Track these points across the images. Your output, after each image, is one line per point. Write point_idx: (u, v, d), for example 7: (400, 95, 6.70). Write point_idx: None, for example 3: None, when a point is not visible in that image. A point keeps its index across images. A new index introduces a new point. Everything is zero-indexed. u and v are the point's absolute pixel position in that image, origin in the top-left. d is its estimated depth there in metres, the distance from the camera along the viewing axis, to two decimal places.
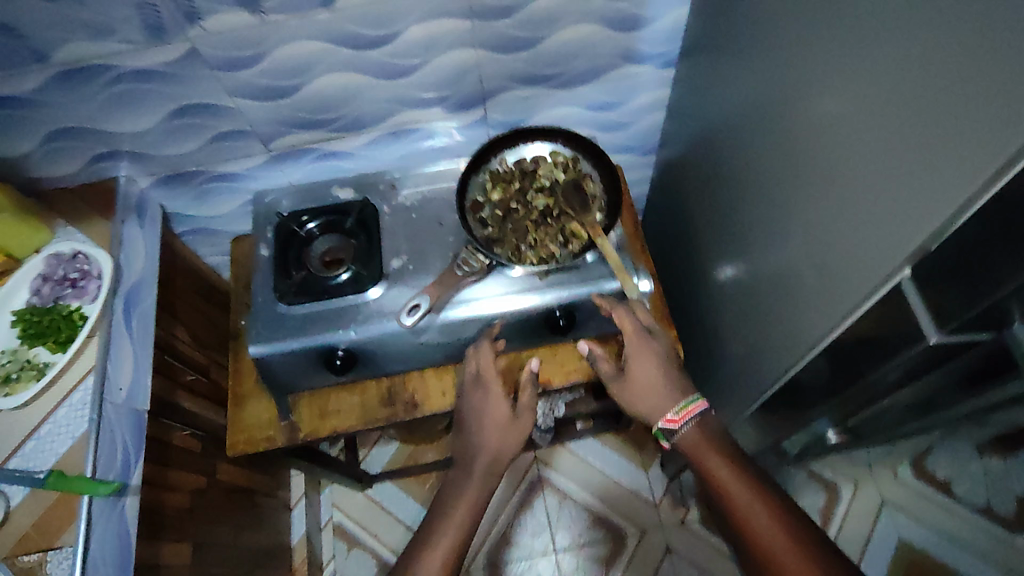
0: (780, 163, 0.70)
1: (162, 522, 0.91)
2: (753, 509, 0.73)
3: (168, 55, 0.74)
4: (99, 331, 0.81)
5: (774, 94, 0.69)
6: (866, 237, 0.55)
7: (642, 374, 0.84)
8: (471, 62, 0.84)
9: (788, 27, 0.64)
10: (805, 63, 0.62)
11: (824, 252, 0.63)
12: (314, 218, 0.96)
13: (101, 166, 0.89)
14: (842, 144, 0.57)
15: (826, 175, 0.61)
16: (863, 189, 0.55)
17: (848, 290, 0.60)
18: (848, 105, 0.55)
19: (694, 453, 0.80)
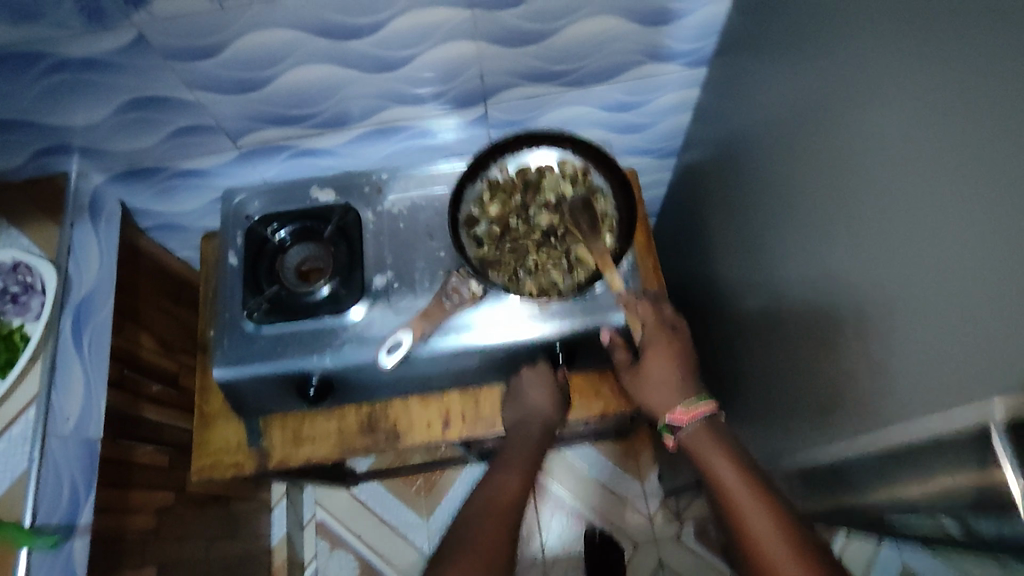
0: (825, 215, 0.60)
1: (121, 549, 0.83)
2: (750, 509, 0.62)
3: (110, 44, 0.62)
4: (44, 353, 0.71)
5: (827, 134, 0.58)
6: (934, 336, 0.46)
7: (657, 368, 0.74)
8: (471, 57, 0.72)
9: (856, 60, 0.53)
10: (872, 110, 0.51)
11: (872, 332, 0.54)
12: (286, 224, 0.85)
13: (48, 160, 0.78)
14: (914, 219, 0.47)
15: (885, 248, 0.51)
16: (937, 281, 0.45)
17: (900, 387, 0.51)
18: (929, 176, 0.45)
19: (697, 452, 0.69)
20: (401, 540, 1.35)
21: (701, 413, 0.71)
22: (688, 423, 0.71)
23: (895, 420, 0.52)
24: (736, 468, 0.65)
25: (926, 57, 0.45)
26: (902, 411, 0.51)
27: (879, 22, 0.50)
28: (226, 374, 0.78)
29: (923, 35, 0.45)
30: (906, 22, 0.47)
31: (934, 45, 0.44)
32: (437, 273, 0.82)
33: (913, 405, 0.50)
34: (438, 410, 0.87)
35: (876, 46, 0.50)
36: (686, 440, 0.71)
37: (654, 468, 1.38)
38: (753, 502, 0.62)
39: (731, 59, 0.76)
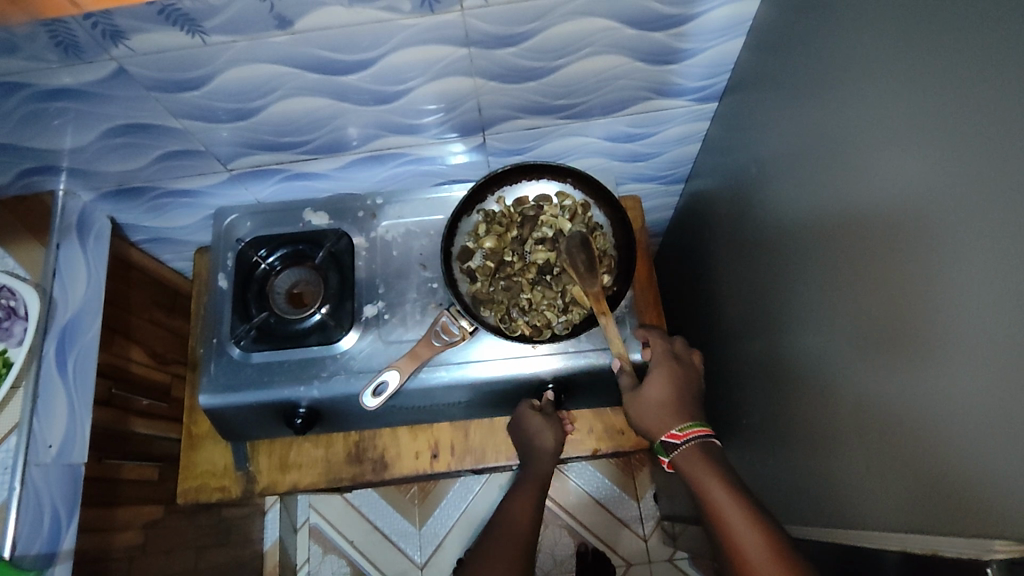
0: (839, 289, 0.58)
1: (106, 569, 0.82)
2: (738, 523, 0.59)
3: (93, 74, 0.60)
4: (26, 380, 0.71)
5: (843, 207, 0.56)
6: (951, 444, 0.45)
7: (657, 389, 0.71)
8: (469, 90, 0.69)
9: (876, 137, 0.51)
10: (892, 195, 0.49)
11: (885, 423, 0.52)
12: (275, 250, 0.83)
13: (34, 179, 0.76)
14: (935, 319, 0.45)
15: (902, 340, 0.49)
16: (955, 378, 0.44)
17: (915, 487, 0.49)
18: (952, 278, 0.43)
19: (690, 473, 0.66)
20: (394, 549, 1.36)
21: (696, 435, 0.69)
22: (682, 443, 0.68)
23: (909, 518, 0.50)
24: (722, 481, 0.63)
25: (953, 151, 0.43)
26: (918, 512, 0.49)
27: (902, 105, 0.48)
28: (212, 402, 0.76)
29: (950, 129, 0.43)
30: (931, 111, 0.45)
31: (962, 141, 0.42)
32: (429, 307, 0.80)
33: (931, 509, 0.48)
34: (427, 440, 0.86)
35: (898, 126, 0.48)
36: (678, 459, 0.68)
37: (650, 488, 1.39)
38: (740, 514, 0.60)
39: (743, 97, 0.74)
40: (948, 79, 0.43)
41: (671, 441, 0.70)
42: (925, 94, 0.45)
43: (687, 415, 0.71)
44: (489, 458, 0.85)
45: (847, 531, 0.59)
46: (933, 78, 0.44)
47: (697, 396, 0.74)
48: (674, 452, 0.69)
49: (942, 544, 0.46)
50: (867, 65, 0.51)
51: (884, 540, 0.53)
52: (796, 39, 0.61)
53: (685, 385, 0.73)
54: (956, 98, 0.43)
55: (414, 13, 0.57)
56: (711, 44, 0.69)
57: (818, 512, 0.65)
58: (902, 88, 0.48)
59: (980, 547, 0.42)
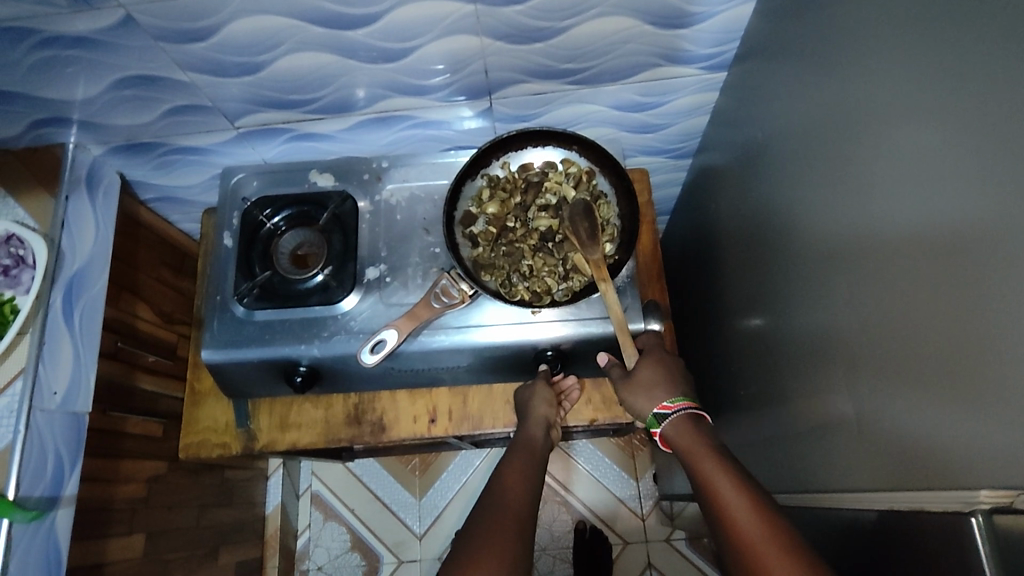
0: (839, 257, 0.57)
1: (108, 518, 0.84)
2: (727, 490, 0.57)
3: (101, 22, 0.61)
4: (32, 327, 0.73)
5: (846, 174, 0.56)
6: (940, 409, 0.45)
7: (650, 368, 0.72)
8: (475, 50, 0.69)
9: (880, 99, 0.50)
10: (892, 156, 0.49)
11: (881, 388, 0.52)
12: (280, 210, 0.83)
13: (44, 131, 0.77)
14: (931, 278, 0.45)
15: (900, 303, 0.49)
16: (946, 345, 0.44)
17: (903, 451, 0.49)
18: (948, 235, 0.43)
19: (683, 444, 0.65)
20: (393, 519, 1.38)
21: (685, 407, 0.68)
22: (672, 414, 0.68)
23: (900, 480, 0.50)
24: (711, 453, 0.61)
25: (955, 107, 0.42)
26: (909, 475, 0.49)
27: (906, 63, 0.47)
28: (214, 357, 0.77)
29: (947, 88, 0.43)
30: (934, 68, 0.44)
31: (963, 97, 0.42)
32: (430, 270, 0.80)
33: (918, 472, 0.48)
34: (425, 406, 0.87)
35: (900, 85, 0.48)
36: (669, 431, 0.68)
37: (650, 469, 1.39)
38: (730, 483, 0.57)
39: (751, 66, 0.73)
40: (952, 34, 0.42)
41: (662, 413, 0.69)
42: (930, 51, 0.44)
43: (677, 390, 0.71)
44: (486, 424, 0.86)
45: (835, 497, 0.59)
46: (938, 33, 0.44)
47: (688, 378, 0.74)
48: (664, 423, 0.69)
49: (927, 503, 0.46)
50: (873, 25, 0.51)
51: (871, 503, 0.53)
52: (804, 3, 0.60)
53: (677, 369, 0.73)
54: (961, 52, 0.42)
55: None
56: (720, 10, 0.68)
57: (814, 483, 0.65)
58: (908, 46, 0.47)
59: (965, 501, 0.42)
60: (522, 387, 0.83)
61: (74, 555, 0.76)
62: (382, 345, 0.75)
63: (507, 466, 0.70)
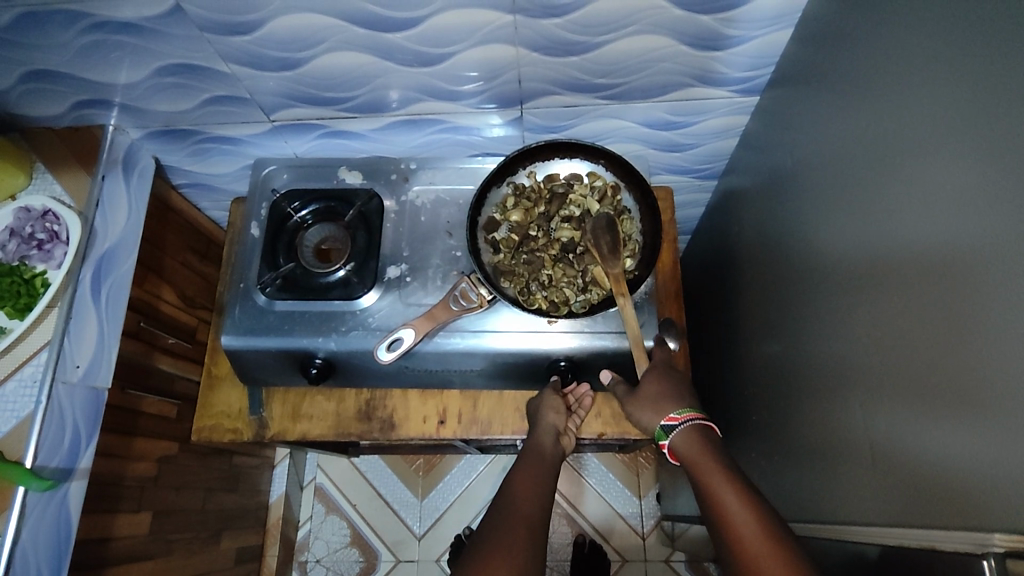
0: (863, 281, 0.57)
1: (118, 494, 0.85)
2: (731, 502, 0.57)
3: (150, 11, 0.62)
4: (61, 301, 0.74)
5: (875, 199, 0.55)
6: (954, 445, 0.45)
7: (655, 382, 0.72)
8: (510, 60, 0.70)
9: (915, 128, 0.50)
10: (922, 186, 0.49)
11: (900, 417, 0.51)
12: (309, 204, 0.84)
13: (87, 112, 0.79)
14: (956, 311, 0.45)
15: (923, 333, 0.48)
16: (964, 380, 0.44)
17: (915, 486, 0.49)
18: (971, 271, 0.43)
19: (689, 456, 0.65)
20: (394, 517, 1.39)
21: (692, 419, 0.68)
22: (679, 426, 0.68)
23: (914, 514, 0.49)
24: (716, 464, 0.61)
25: (985, 143, 0.42)
26: (922, 509, 0.48)
27: (940, 95, 0.47)
28: (233, 344, 0.78)
29: (977, 125, 0.43)
30: (970, 102, 0.44)
31: (995, 135, 0.42)
32: (450, 273, 0.81)
33: (930, 509, 0.48)
34: (436, 406, 0.87)
35: (934, 119, 0.48)
36: (678, 442, 0.67)
37: (654, 488, 1.39)
38: (735, 495, 0.57)
39: (784, 92, 0.73)
40: (992, 71, 0.42)
41: (668, 424, 0.69)
42: (968, 85, 0.44)
43: (685, 401, 0.71)
44: (495, 429, 0.86)
45: (844, 530, 0.58)
46: (977, 68, 0.43)
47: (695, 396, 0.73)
48: (672, 435, 0.69)
49: (940, 541, 0.45)
50: (911, 58, 0.50)
51: (879, 538, 0.52)
52: (841, 33, 0.60)
53: (684, 383, 0.73)
54: (999, 90, 0.41)
55: None
56: (756, 34, 0.68)
57: (822, 513, 0.65)
58: (945, 78, 0.47)
59: (979, 543, 0.41)
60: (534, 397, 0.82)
61: (83, 528, 0.78)
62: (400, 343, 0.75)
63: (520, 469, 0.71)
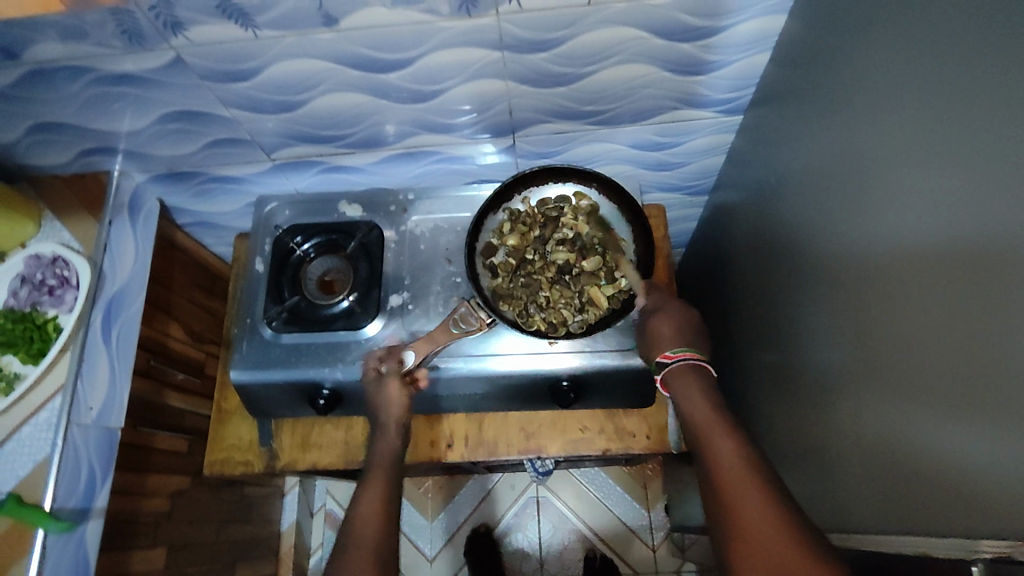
0: (850, 289, 0.59)
1: (133, 531, 0.87)
2: (714, 434, 0.61)
3: (153, 63, 0.65)
4: (74, 345, 0.76)
5: (860, 211, 0.57)
6: (946, 451, 0.46)
7: (668, 322, 0.72)
8: (501, 92, 0.72)
9: (898, 143, 0.52)
10: (902, 199, 0.51)
11: (892, 424, 0.53)
12: (311, 238, 0.87)
13: (93, 159, 0.81)
14: (942, 321, 0.46)
15: (913, 341, 0.50)
16: (951, 386, 0.45)
17: (910, 493, 0.51)
18: (954, 281, 0.45)
19: (679, 392, 0.67)
20: (405, 542, 1.39)
21: (686, 357, 0.69)
22: (672, 363, 0.69)
23: (913, 517, 0.51)
24: (707, 401, 0.64)
25: (960, 160, 0.45)
26: (917, 516, 0.50)
27: (916, 113, 0.49)
28: (242, 378, 0.80)
29: (952, 142, 0.45)
30: (946, 120, 0.46)
31: (969, 152, 0.44)
32: (451, 299, 0.83)
33: (926, 516, 0.49)
34: (442, 431, 0.89)
35: (912, 136, 0.50)
36: (672, 379, 0.68)
37: (661, 500, 1.40)
38: (720, 432, 0.61)
39: (767, 111, 0.75)
40: (968, 90, 0.44)
41: (663, 361, 0.70)
42: (948, 104, 0.46)
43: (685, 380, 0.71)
44: (501, 451, 0.87)
45: (847, 539, 0.60)
46: (956, 88, 0.45)
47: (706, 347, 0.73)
48: (667, 371, 0.69)
49: (938, 549, 0.47)
50: (888, 78, 0.53)
51: (881, 546, 0.54)
52: (816, 57, 0.63)
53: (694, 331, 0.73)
54: (975, 112, 0.43)
55: (451, 16, 0.60)
56: (737, 59, 0.71)
57: (825, 520, 0.66)
58: (921, 96, 0.49)
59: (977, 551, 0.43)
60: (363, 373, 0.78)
61: (100, 567, 0.79)
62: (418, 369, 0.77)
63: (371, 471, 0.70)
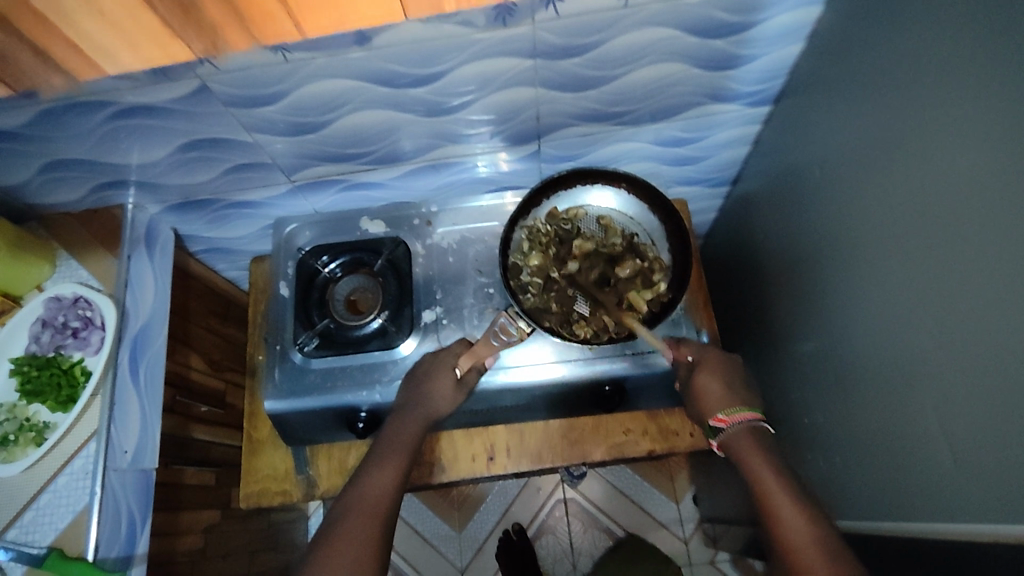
0: (891, 284, 0.59)
1: (173, 571, 0.84)
2: (775, 494, 0.62)
3: (175, 92, 0.62)
4: (103, 389, 0.73)
5: (894, 207, 0.57)
6: (1011, 438, 0.46)
7: (713, 378, 0.72)
8: (530, 99, 0.71)
9: (932, 137, 0.52)
10: (941, 188, 0.51)
11: (946, 411, 0.53)
12: (337, 257, 0.85)
13: (106, 194, 0.78)
14: (995, 307, 0.46)
15: (969, 332, 0.49)
16: (1014, 377, 0.45)
17: (975, 482, 0.51)
18: (1005, 266, 0.45)
19: (736, 449, 0.67)
20: (435, 553, 1.38)
21: (745, 419, 0.68)
22: (730, 427, 0.68)
23: (967, 510, 0.52)
24: (760, 458, 0.65)
25: (1004, 145, 0.45)
26: (983, 505, 0.50)
27: (953, 101, 0.49)
28: (278, 408, 0.78)
29: (994, 126, 0.45)
30: (988, 106, 0.46)
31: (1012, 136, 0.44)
32: (486, 311, 0.82)
33: (993, 503, 0.49)
34: (483, 443, 0.88)
35: (948, 123, 0.50)
36: (732, 440, 0.68)
37: (689, 489, 1.40)
38: (777, 487, 0.62)
39: (796, 102, 0.75)
40: (1004, 71, 0.44)
41: (718, 425, 0.70)
42: (990, 96, 0.46)
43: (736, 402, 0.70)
44: (546, 459, 0.87)
45: (910, 526, 0.60)
46: (997, 80, 0.45)
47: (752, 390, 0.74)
48: (725, 435, 0.69)
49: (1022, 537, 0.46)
50: (923, 66, 0.53)
51: (953, 535, 0.54)
52: (850, 45, 0.62)
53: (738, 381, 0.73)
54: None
55: (487, 27, 0.59)
56: (767, 51, 0.70)
57: (874, 505, 0.66)
58: (960, 82, 0.48)
59: None
60: (416, 367, 0.77)
61: None
62: (476, 373, 0.76)
63: (387, 467, 0.69)
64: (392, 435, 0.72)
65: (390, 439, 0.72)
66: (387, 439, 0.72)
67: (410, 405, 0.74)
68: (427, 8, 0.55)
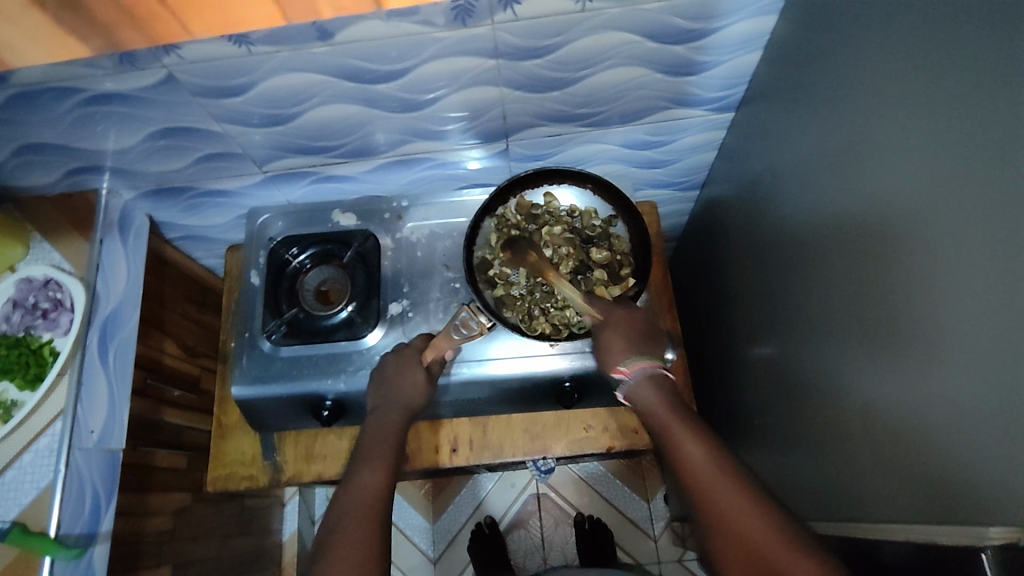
0: (844, 284, 0.60)
1: (139, 551, 0.86)
2: (698, 461, 0.60)
3: (143, 81, 0.64)
4: (70, 368, 0.75)
5: (861, 204, 0.57)
6: (946, 440, 0.48)
7: (620, 334, 0.71)
8: (495, 99, 0.73)
9: (884, 145, 0.53)
10: (890, 192, 0.52)
11: (888, 413, 0.54)
12: (307, 248, 0.86)
13: (80, 178, 0.80)
14: (936, 312, 0.48)
15: (912, 336, 0.51)
16: (951, 380, 0.47)
17: (911, 484, 0.52)
18: (945, 271, 0.47)
19: (652, 412, 0.66)
20: (408, 545, 1.40)
21: (643, 368, 0.69)
22: (631, 377, 0.69)
23: (912, 511, 0.53)
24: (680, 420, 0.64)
25: (947, 154, 0.46)
26: (918, 506, 0.52)
27: (901, 109, 0.51)
28: (244, 393, 0.80)
29: (937, 135, 0.47)
30: (932, 115, 0.47)
31: (954, 146, 0.45)
32: (451, 305, 0.83)
33: (928, 505, 0.51)
34: (447, 436, 0.89)
35: (897, 131, 0.51)
36: (638, 396, 0.68)
37: (660, 489, 1.42)
38: (700, 454, 0.61)
39: (757, 109, 0.76)
40: (949, 82, 0.46)
41: (618, 377, 0.70)
42: (931, 108, 0.47)
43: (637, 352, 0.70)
44: (507, 452, 0.88)
45: (853, 524, 0.61)
46: (945, 94, 0.46)
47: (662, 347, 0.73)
48: (625, 386, 0.69)
49: (946, 538, 0.48)
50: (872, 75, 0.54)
51: (890, 534, 0.55)
52: (804, 56, 0.64)
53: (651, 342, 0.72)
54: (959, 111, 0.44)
55: (447, 26, 0.60)
56: (728, 58, 0.72)
57: (823, 504, 0.68)
58: (906, 92, 0.50)
59: (980, 538, 0.44)
60: (385, 365, 0.77)
61: None
62: (438, 364, 0.77)
63: (371, 468, 0.69)
64: (371, 438, 0.72)
65: (367, 442, 0.72)
66: (367, 442, 0.72)
67: (386, 406, 0.75)
68: (304, 16, 0.55)
